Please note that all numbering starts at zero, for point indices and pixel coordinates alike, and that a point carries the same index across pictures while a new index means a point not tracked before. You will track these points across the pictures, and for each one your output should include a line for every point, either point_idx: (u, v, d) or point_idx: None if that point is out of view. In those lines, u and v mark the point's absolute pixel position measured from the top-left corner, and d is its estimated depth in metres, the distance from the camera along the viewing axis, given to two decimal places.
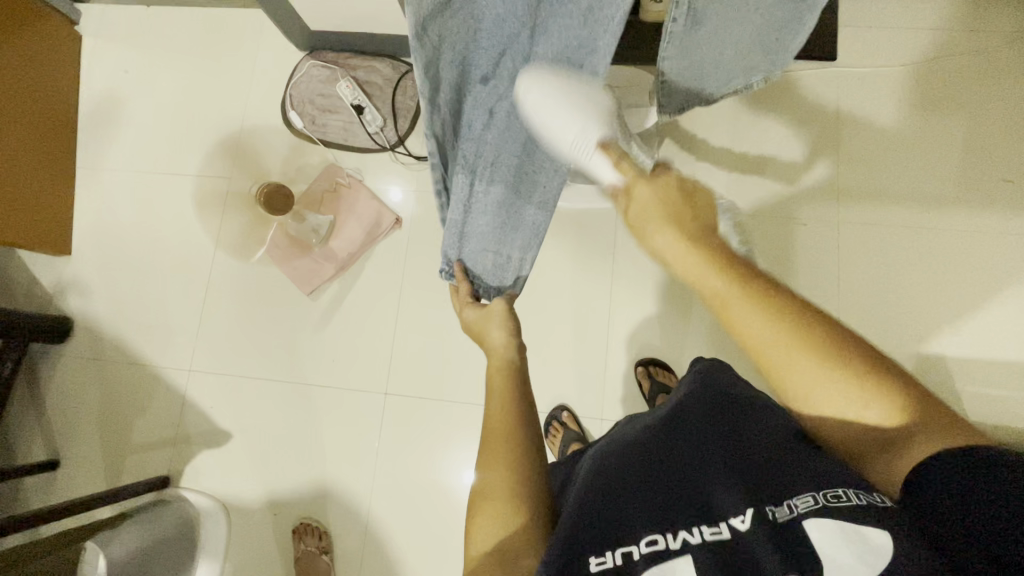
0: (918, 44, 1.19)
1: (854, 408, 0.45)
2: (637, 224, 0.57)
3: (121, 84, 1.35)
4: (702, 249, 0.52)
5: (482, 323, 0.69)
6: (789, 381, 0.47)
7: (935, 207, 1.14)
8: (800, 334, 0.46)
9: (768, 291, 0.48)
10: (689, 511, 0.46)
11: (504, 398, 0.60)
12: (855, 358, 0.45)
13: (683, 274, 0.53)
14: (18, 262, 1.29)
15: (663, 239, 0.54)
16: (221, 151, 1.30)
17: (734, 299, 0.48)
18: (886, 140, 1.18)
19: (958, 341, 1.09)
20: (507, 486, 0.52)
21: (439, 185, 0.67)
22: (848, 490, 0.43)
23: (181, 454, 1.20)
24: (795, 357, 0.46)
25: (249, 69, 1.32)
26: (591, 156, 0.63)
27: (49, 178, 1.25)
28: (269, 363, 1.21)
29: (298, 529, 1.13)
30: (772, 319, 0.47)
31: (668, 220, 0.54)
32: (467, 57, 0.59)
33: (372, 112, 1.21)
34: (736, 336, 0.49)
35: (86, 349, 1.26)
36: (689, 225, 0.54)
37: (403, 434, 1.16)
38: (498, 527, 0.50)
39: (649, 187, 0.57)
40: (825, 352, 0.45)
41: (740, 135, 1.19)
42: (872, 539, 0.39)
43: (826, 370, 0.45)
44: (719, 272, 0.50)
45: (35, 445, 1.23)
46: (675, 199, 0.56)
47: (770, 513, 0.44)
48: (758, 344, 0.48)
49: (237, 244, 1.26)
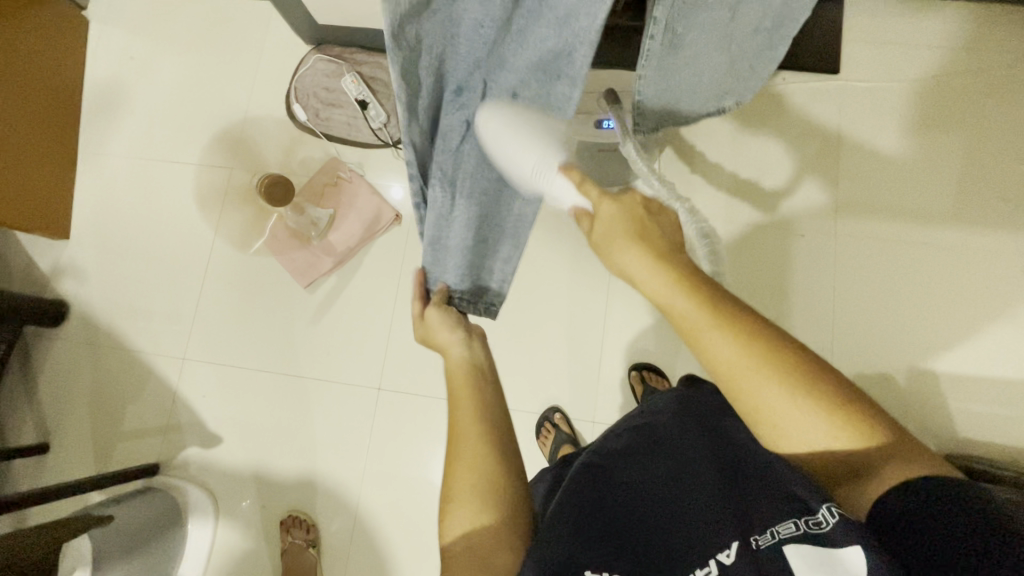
0: (921, 61, 1.20)
1: (812, 436, 0.45)
2: (602, 243, 0.57)
3: (125, 71, 1.35)
4: (669, 266, 0.52)
5: (432, 334, 0.70)
6: (755, 404, 0.46)
7: (933, 223, 1.15)
8: (768, 353, 0.45)
9: (737, 317, 0.47)
10: (679, 545, 0.47)
11: (477, 407, 0.60)
12: (821, 382, 0.45)
13: (648, 291, 0.53)
14: (15, 244, 1.29)
15: (624, 256, 0.55)
16: (223, 140, 1.30)
17: (700, 322, 0.47)
18: (887, 155, 1.18)
19: (951, 356, 1.10)
20: (478, 477, 0.53)
21: (417, 202, 0.61)
22: (825, 509, 0.43)
23: (171, 442, 1.20)
24: (761, 377, 0.45)
25: (255, 60, 1.32)
26: (553, 176, 0.60)
27: (50, 161, 1.25)
28: (263, 354, 1.21)
29: (286, 522, 1.12)
30: (737, 340, 0.46)
31: (633, 236, 0.55)
32: (444, 59, 0.53)
33: (376, 107, 1.19)
34: (702, 360, 0.48)
35: (81, 333, 1.26)
36: (652, 242, 0.54)
37: (394, 429, 1.16)
38: (470, 519, 0.51)
39: (614, 205, 0.57)
40: (791, 374, 0.45)
41: (741, 145, 1.20)
42: (847, 559, 0.39)
43: (789, 395, 0.44)
44: (685, 293, 0.49)
45: (25, 428, 1.23)
46: (638, 212, 0.57)
47: (754, 542, 0.45)
48: (724, 369, 0.46)
49: (236, 233, 1.26)
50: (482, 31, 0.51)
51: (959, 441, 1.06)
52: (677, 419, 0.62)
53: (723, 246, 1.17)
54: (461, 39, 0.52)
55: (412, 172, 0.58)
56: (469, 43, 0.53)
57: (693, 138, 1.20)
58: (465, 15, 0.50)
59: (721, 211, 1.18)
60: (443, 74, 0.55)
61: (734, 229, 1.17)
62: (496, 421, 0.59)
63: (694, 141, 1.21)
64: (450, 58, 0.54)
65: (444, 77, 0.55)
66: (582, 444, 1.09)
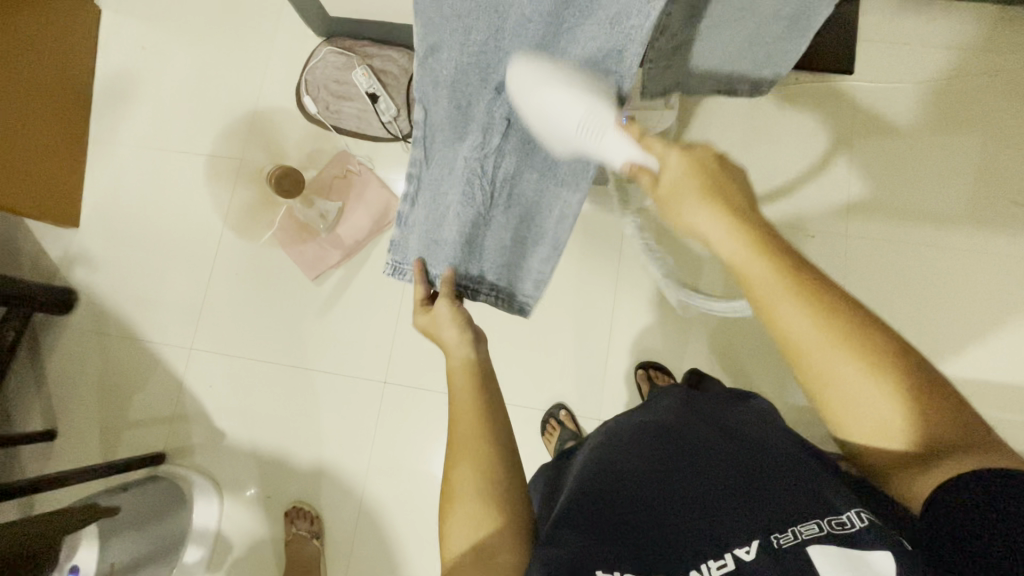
0: (936, 62, 1.19)
1: (881, 412, 0.45)
2: (667, 200, 0.56)
3: (137, 61, 1.35)
4: (748, 228, 0.51)
5: (434, 328, 0.66)
6: (827, 379, 0.47)
7: (944, 226, 1.14)
8: (841, 324, 0.46)
9: (817, 289, 0.48)
10: (695, 543, 0.46)
11: (470, 405, 0.57)
12: (888, 355, 0.45)
13: (725, 257, 0.52)
14: (26, 232, 1.29)
15: (702, 216, 0.53)
16: (233, 132, 1.30)
17: (777, 289, 0.48)
18: (899, 156, 1.17)
19: (960, 360, 1.09)
20: (474, 486, 0.52)
21: (412, 172, 0.66)
22: (852, 514, 0.44)
23: (177, 432, 1.21)
24: (830, 351, 0.46)
25: (266, 52, 1.32)
26: (605, 135, 0.57)
27: (60, 150, 1.26)
28: (270, 345, 1.22)
29: (290, 513, 1.13)
30: (809, 313, 0.47)
31: (702, 197, 0.54)
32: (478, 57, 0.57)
33: (386, 101, 1.19)
34: (774, 333, 0.49)
35: (89, 322, 1.26)
36: (728, 203, 0.53)
37: (399, 423, 1.16)
38: (471, 527, 0.51)
39: (679, 164, 0.56)
40: (861, 345, 0.46)
41: (753, 144, 1.19)
42: (878, 561, 0.40)
43: (858, 365, 0.45)
44: (764, 258, 0.49)
45: (33, 415, 1.23)
46: (710, 165, 0.56)
47: (773, 540, 0.44)
48: (794, 339, 0.48)
49: (244, 225, 1.26)
50: (528, 26, 0.55)
51: None
52: (688, 419, 0.62)
53: None
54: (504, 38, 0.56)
55: (419, 135, 0.64)
56: (515, 38, 0.56)
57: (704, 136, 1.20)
58: (513, 10, 0.54)
59: None
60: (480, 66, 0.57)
61: None
62: (492, 423, 0.56)
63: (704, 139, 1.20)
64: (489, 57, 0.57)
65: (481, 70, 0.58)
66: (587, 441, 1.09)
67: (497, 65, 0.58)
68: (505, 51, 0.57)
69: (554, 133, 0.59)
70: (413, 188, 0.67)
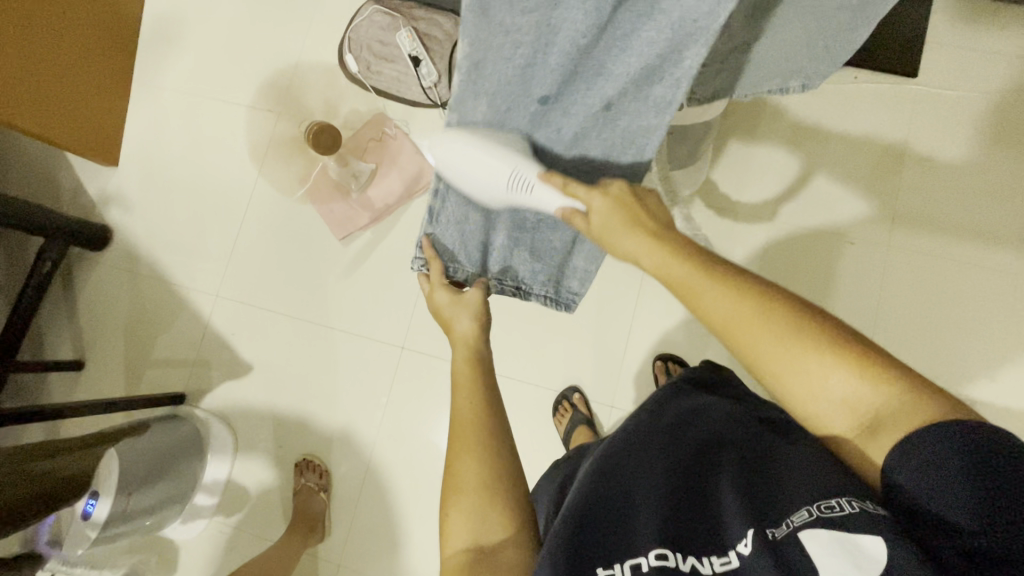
0: (1007, 73, 1.13)
1: (825, 384, 0.44)
2: (602, 236, 0.56)
3: (186, 5, 1.35)
4: (667, 247, 0.52)
5: (453, 309, 0.65)
6: (770, 374, 0.46)
7: (994, 246, 1.09)
8: (757, 302, 0.46)
9: (727, 272, 0.49)
10: (693, 534, 0.44)
11: (470, 391, 0.58)
12: (816, 329, 0.45)
13: (651, 268, 0.53)
14: (67, 166, 1.32)
15: (633, 243, 0.53)
16: (273, 84, 1.30)
17: (696, 286, 0.49)
18: (954, 170, 1.12)
19: (992, 385, 1.05)
20: (478, 480, 0.52)
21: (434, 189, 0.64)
22: (843, 499, 0.41)
23: (198, 375, 1.24)
24: (758, 325, 0.46)
25: (313, 6, 1.31)
26: (533, 189, 0.59)
27: (105, 89, 1.27)
28: (292, 301, 1.23)
29: (301, 464, 1.16)
30: (729, 294, 0.47)
31: (627, 223, 0.54)
32: (525, 74, 0.55)
33: (428, 66, 1.15)
34: (699, 320, 0.50)
35: (121, 259, 1.29)
36: (647, 224, 0.54)
37: (413, 389, 1.18)
38: (475, 523, 0.50)
39: (604, 201, 0.56)
40: (781, 322, 0.45)
41: (801, 144, 1.16)
42: (868, 552, 0.38)
43: (787, 345, 0.44)
44: (683, 262, 0.51)
45: (62, 344, 1.27)
46: (630, 203, 0.56)
47: (770, 533, 0.42)
48: (723, 322, 0.47)
49: (279, 177, 1.27)
50: (580, 40, 0.52)
51: None
52: (687, 406, 0.60)
53: (766, 245, 1.13)
54: (554, 50, 0.53)
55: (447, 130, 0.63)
56: (565, 53, 0.53)
57: (749, 133, 1.17)
58: (565, 25, 0.51)
59: (769, 210, 1.14)
60: (523, 82, 0.56)
61: (781, 231, 1.14)
62: (496, 421, 0.56)
63: (751, 135, 1.17)
64: (534, 67, 0.54)
65: (524, 85, 0.56)
66: (598, 426, 1.08)
67: (541, 80, 0.56)
68: (552, 65, 0.54)
69: (484, 194, 0.61)
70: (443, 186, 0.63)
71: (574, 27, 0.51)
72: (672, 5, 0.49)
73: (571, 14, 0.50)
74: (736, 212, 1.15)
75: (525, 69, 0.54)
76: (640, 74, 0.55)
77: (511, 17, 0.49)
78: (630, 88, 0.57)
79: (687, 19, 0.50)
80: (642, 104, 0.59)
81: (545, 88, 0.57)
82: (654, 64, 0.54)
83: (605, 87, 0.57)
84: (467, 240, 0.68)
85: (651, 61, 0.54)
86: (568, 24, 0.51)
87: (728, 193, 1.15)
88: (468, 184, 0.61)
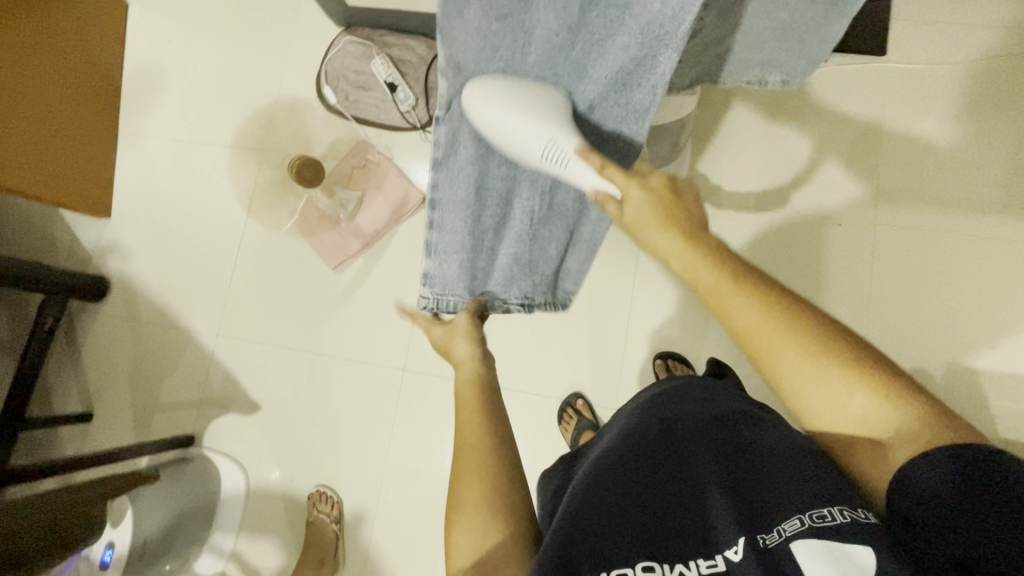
0: (975, 41, 1.14)
1: (843, 399, 0.45)
2: (634, 228, 0.53)
3: (165, 54, 1.38)
4: (700, 250, 0.50)
5: (448, 338, 0.69)
6: (798, 390, 0.47)
7: (981, 214, 1.09)
8: (779, 313, 0.47)
9: (755, 278, 0.49)
10: (681, 538, 0.44)
11: (475, 415, 0.59)
12: (841, 347, 0.46)
13: (679, 270, 0.52)
14: (61, 222, 1.34)
15: (662, 241, 0.52)
16: (256, 122, 1.32)
17: (727, 291, 0.49)
18: (932, 142, 1.13)
19: (993, 353, 1.05)
20: (481, 499, 0.52)
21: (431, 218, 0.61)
22: (835, 509, 0.42)
23: (204, 415, 1.25)
24: (783, 337, 0.46)
25: (288, 43, 1.33)
26: (567, 164, 0.55)
27: (92, 142, 1.30)
28: (291, 333, 1.24)
29: (314, 496, 1.16)
30: (759, 305, 0.48)
31: (665, 220, 0.52)
32: (507, 77, 0.55)
33: (405, 90, 1.19)
34: (727, 328, 0.49)
35: (120, 308, 1.31)
36: (683, 224, 0.52)
37: (418, 410, 1.18)
38: (476, 540, 0.51)
39: (640, 190, 0.53)
40: (803, 333, 0.46)
41: (778, 130, 1.16)
42: (859, 561, 0.39)
43: (809, 355, 0.46)
44: (710, 267, 0.50)
45: (69, 397, 1.29)
46: (665, 197, 0.53)
47: (761, 540, 0.42)
48: (750, 331, 0.48)
49: (269, 213, 1.29)
50: (553, 39, 0.52)
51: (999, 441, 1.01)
52: (687, 402, 0.60)
53: (754, 234, 1.14)
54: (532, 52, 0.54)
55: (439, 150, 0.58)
56: (542, 52, 0.54)
57: (724, 123, 1.17)
58: (538, 27, 0.51)
59: (753, 201, 1.15)
60: (506, 82, 0.55)
61: (767, 219, 1.14)
62: (499, 442, 0.57)
63: (725, 126, 1.18)
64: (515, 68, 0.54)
65: (506, 87, 0.56)
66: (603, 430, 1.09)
67: (524, 82, 0.56)
68: (531, 65, 0.55)
69: (516, 152, 0.56)
70: (438, 212, 0.61)
71: (549, 24, 0.51)
72: (641, 11, 0.48)
73: (545, 8, 0.50)
74: (721, 205, 1.15)
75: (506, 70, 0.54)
76: (616, 77, 0.54)
77: (485, 24, 0.50)
78: (609, 93, 0.56)
79: (651, 23, 0.48)
80: (624, 110, 0.58)
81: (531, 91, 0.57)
82: (627, 72, 0.53)
83: (584, 89, 0.57)
84: (454, 269, 0.65)
85: (624, 68, 0.53)
86: (539, 15, 0.50)
87: (710, 186, 1.16)
88: (506, 141, 0.55)
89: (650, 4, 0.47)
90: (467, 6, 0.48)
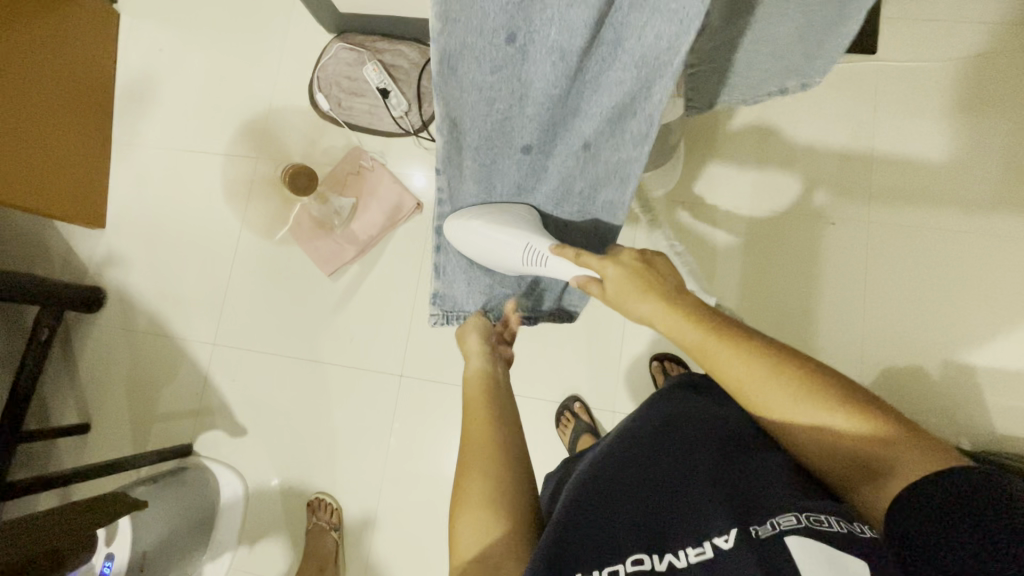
0: (965, 38, 1.14)
1: (831, 438, 0.47)
2: (618, 301, 0.60)
3: (157, 64, 1.38)
4: (679, 306, 0.55)
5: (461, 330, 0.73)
6: (782, 423, 0.49)
7: (975, 210, 1.10)
8: (765, 364, 0.49)
9: (740, 331, 0.51)
10: (672, 533, 0.45)
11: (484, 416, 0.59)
12: (833, 395, 0.47)
13: (664, 328, 0.56)
14: (56, 234, 1.34)
15: (645, 308, 0.57)
16: (249, 130, 1.32)
17: (710, 343, 0.52)
18: (924, 139, 1.13)
19: (988, 349, 1.05)
20: (487, 491, 0.52)
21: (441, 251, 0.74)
22: (830, 516, 0.43)
23: (202, 425, 1.24)
24: (768, 385, 0.48)
25: (280, 51, 1.33)
26: (546, 261, 0.67)
27: (85, 153, 1.29)
28: (288, 341, 1.24)
29: (313, 504, 1.16)
30: (743, 356, 0.50)
31: (642, 290, 0.57)
32: (504, 122, 0.57)
33: (397, 96, 1.20)
34: (713, 374, 0.53)
35: (117, 318, 1.31)
36: (663, 288, 0.57)
37: (416, 416, 1.18)
38: (481, 533, 0.49)
39: (616, 271, 0.59)
40: (792, 382, 0.48)
41: (770, 130, 1.17)
42: (851, 568, 0.39)
43: (797, 403, 0.48)
44: (693, 322, 0.53)
45: (67, 409, 1.29)
46: (641, 269, 0.59)
47: (753, 531, 0.42)
48: (739, 382, 0.50)
49: (263, 220, 1.29)
50: (550, 90, 0.53)
51: (995, 436, 1.02)
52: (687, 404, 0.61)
53: (748, 235, 1.14)
54: (529, 100, 0.54)
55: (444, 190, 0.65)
56: (539, 103, 0.55)
57: (717, 124, 1.17)
58: (534, 77, 0.52)
59: (747, 201, 1.15)
60: (504, 129, 0.58)
61: (761, 219, 1.14)
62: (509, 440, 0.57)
63: (718, 127, 1.18)
64: (512, 117, 0.57)
65: (504, 132, 0.59)
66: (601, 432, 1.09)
67: (521, 128, 0.59)
68: (530, 114, 0.56)
69: (504, 258, 0.70)
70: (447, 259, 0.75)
71: (544, 74, 0.51)
72: (634, 45, 0.47)
73: (539, 57, 0.49)
74: (715, 206, 1.15)
75: (504, 118, 0.57)
76: (612, 112, 0.54)
77: (480, 76, 0.51)
78: (606, 127, 0.56)
79: (648, 57, 0.47)
80: (620, 139, 0.58)
81: (529, 134, 0.59)
82: (624, 105, 0.53)
83: (582, 127, 0.58)
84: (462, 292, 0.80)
85: (621, 102, 0.53)
86: (533, 62, 0.50)
87: (704, 187, 1.16)
88: (494, 258, 0.70)
89: (644, 36, 0.46)
90: (461, 68, 0.49)
